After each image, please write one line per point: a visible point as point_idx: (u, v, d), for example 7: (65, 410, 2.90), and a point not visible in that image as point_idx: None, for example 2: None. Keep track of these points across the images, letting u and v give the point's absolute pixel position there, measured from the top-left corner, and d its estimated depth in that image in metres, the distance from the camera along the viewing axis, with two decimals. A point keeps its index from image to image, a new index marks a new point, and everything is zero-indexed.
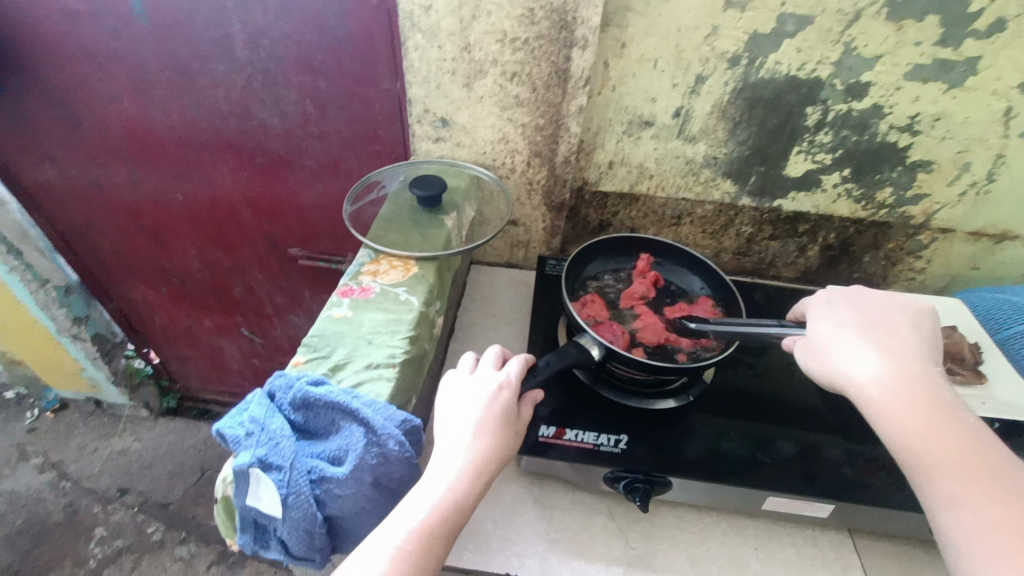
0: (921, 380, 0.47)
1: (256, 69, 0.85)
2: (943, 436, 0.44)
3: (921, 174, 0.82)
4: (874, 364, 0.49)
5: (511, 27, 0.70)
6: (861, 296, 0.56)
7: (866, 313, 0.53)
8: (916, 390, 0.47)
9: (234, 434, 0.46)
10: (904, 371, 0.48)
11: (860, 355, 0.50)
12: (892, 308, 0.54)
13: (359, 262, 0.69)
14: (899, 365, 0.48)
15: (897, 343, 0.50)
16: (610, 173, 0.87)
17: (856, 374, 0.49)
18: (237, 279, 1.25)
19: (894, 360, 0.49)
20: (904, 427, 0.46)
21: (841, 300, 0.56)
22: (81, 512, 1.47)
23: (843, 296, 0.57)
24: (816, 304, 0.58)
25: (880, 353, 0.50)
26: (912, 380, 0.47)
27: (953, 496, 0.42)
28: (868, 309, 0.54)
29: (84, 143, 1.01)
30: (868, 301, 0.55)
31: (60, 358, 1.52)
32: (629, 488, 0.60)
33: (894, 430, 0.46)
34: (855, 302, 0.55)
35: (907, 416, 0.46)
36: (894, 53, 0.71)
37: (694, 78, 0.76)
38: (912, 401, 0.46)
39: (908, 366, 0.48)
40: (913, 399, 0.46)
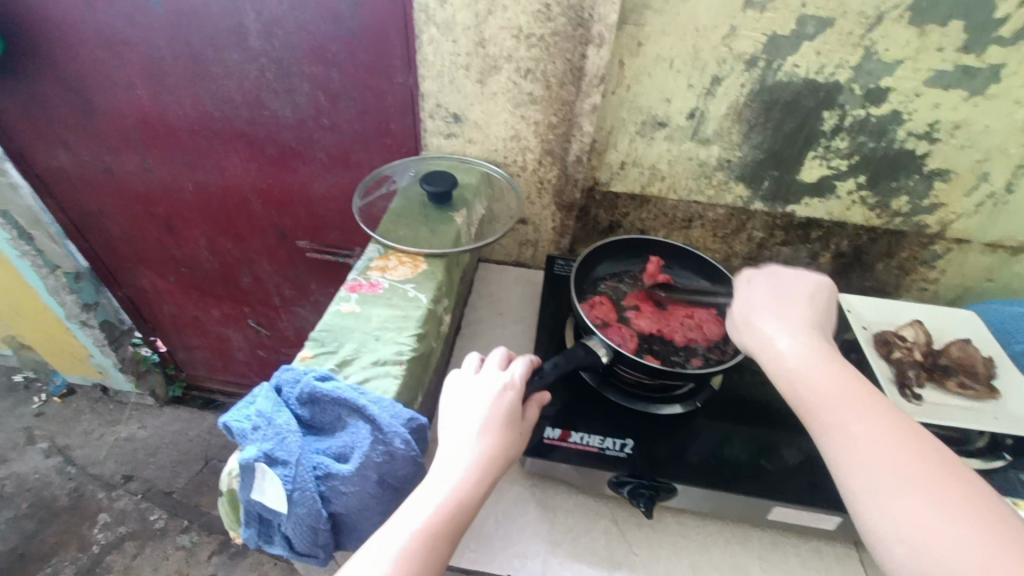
0: (827, 350, 0.49)
1: (269, 59, 0.85)
2: (865, 410, 0.43)
3: (938, 182, 0.80)
4: (787, 336, 0.50)
5: (527, 22, 0.70)
6: (772, 273, 0.58)
7: (777, 289, 0.56)
8: (828, 362, 0.47)
9: (241, 427, 0.46)
10: (814, 342, 0.49)
11: (775, 329, 0.51)
12: (797, 283, 0.56)
13: (368, 257, 0.69)
14: (809, 338, 0.50)
15: (805, 318, 0.52)
16: (622, 174, 0.86)
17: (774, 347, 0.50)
18: (245, 270, 1.26)
19: (804, 332, 0.50)
20: (824, 403, 0.45)
21: (758, 277, 0.58)
22: (86, 498, 1.48)
23: (760, 275, 0.58)
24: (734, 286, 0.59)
25: (792, 326, 0.51)
26: (821, 351, 0.49)
27: (886, 477, 0.40)
28: (777, 286, 0.56)
29: (96, 131, 1.01)
30: (778, 279, 0.57)
31: (69, 344, 1.53)
32: (633, 494, 0.60)
33: (818, 404, 0.45)
34: (768, 279, 0.57)
35: (825, 390, 0.45)
36: (915, 58, 0.70)
37: (710, 79, 0.75)
38: (827, 374, 0.46)
39: (816, 338, 0.50)
40: (827, 371, 0.47)
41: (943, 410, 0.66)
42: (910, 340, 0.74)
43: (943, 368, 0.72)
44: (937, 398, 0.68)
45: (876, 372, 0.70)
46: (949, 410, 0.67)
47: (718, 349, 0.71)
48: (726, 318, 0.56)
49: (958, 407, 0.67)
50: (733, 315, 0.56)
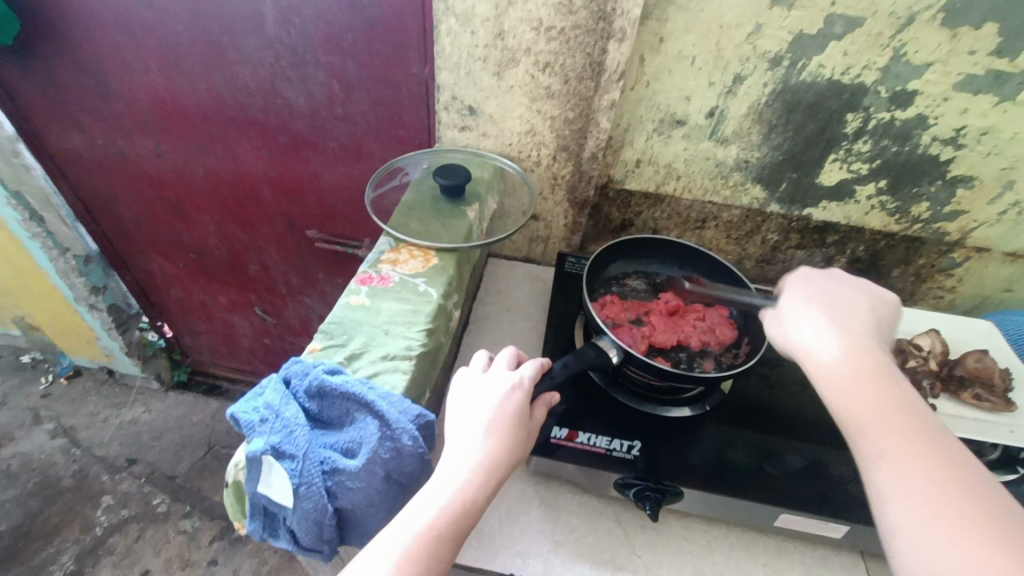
0: (876, 358, 0.47)
1: (285, 46, 0.84)
2: (900, 423, 0.43)
3: (961, 189, 0.79)
4: (833, 341, 0.49)
5: (547, 15, 0.68)
6: (827, 281, 0.57)
7: (828, 295, 0.54)
8: (870, 372, 0.46)
9: (248, 419, 0.45)
10: (863, 351, 0.48)
11: (820, 333, 0.50)
12: (853, 293, 0.54)
13: (379, 250, 0.68)
14: (855, 345, 0.48)
15: (855, 327, 0.50)
16: (637, 172, 0.85)
17: (816, 352, 0.49)
18: (253, 257, 1.25)
19: (853, 338, 0.49)
20: (857, 413, 0.44)
21: (812, 283, 0.56)
22: (91, 479, 1.49)
23: (815, 280, 0.57)
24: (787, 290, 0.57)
25: (837, 331, 0.50)
26: (869, 358, 0.47)
27: (916, 497, 0.39)
28: (828, 294, 0.55)
29: (109, 114, 1.01)
30: (833, 287, 0.56)
31: (77, 326, 1.53)
32: (640, 497, 0.59)
33: (853, 411, 0.44)
34: (820, 287, 0.56)
35: (859, 399, 0.45)
36: (946, 61, 0.68)
37: (732, 78, 0.73)
38: (866, 380, 0.45)
39: (866, 345, 0.48)
40: (865, 378, 0.46)
41: (956, 422, 0.66)
42: (926, 350, 0.72)
43: (957, 380, 0.69)
44: (952, 410, 0.67)
45: None
46: (964, 423, 0.66)
47: (732, 353, 0.70)
48: (768, 321, 0.56)
49: (972, 420, 0.66)
50: (777, 317, 0.55)
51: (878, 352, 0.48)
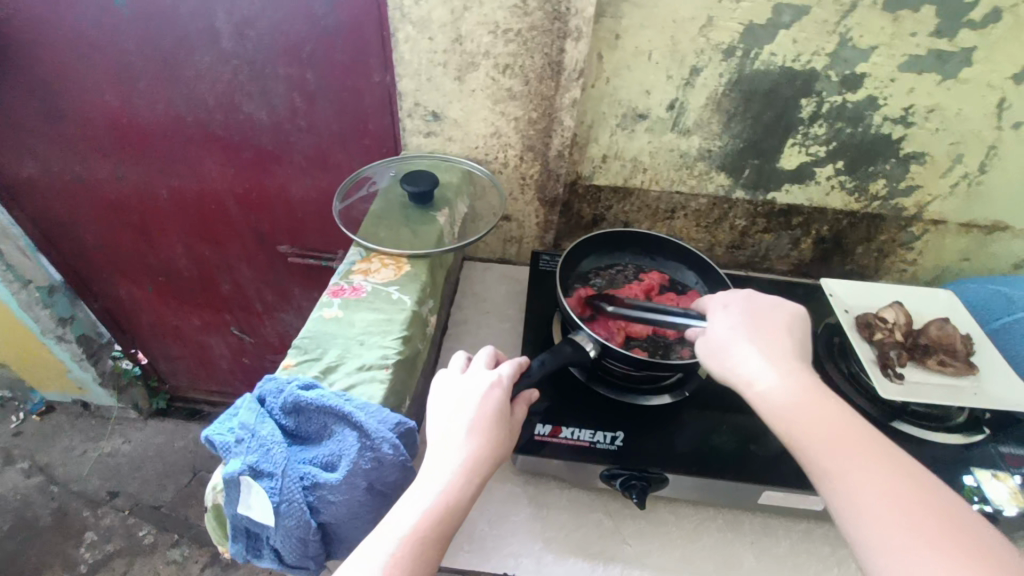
0: (811, 385, 0.49)
1: (242, 60, 0.83)
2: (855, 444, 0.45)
3: (914, 165, 0.82)
4: (769, 369, 0.50)
5: (504, 17, 0.69)
6: (746, 297, 0.58)
7: (752, 316, 0.55)
8: (807, 398, 0.48)
9: (223, 441, 0.45)
10: (794, 379, 0.49)
11: (755, 362, 0.51)
12: (774, 311, 0.56)
13: (350, 261, 0.68)
14: (788, 373, 0.50)
15: (784, 354, 0.51)
16: (604, 167, 0.86)
17: (754, 382, 0.50)
18: (225, 275, 1.23)
19: (784, 363, 0.50)
20: (811, 440, 0.46)
21: (734, 304, 0.57)
22: (71, 516, 1.44)
23: (737, 300, 0.57)
24: (714, 315, 0.57)
25: (770, 358, 0.51)
26: (803, 383, 0.49)
27: (884, 518, 0.41)
28: (751, 314, 0.55)
29: (63, 138, 0.98)
30: (753, 305, 0.56)
31: (46, 360, 1.48)
32: (626, 486, 0.60)
33: (806, 439, 0.46)
34: (746, 308, 0.56)
35: (813, 424, 0.46)
36: (890, 44, 0.70)
37: (689, 70, 0.75)
38: (812, 406, 0.47)
39: (796, 369, 0.50)
40: (810, 404, 0.47)
41: (926, 388, 0.68)
42: (890, 322, 0.74)
43: (922, 348, 0.72)
44: (919, 377, 0.70)
45: (860, 352, 0.71)
46: (934, 390, 0.68)
47: None
48: (699, 346, 0.55)
49: (940, 385, 0.68)
50: (707, 344, 0.55)
51: (810, 375, 0.50)
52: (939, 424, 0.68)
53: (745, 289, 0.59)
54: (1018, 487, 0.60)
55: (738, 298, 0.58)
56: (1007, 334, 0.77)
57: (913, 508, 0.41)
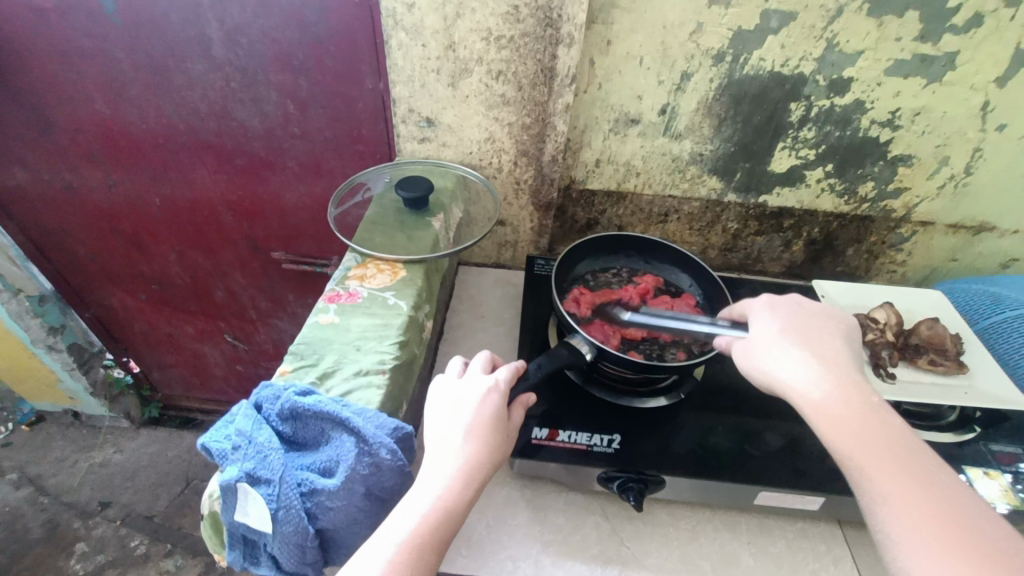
0: (859, 391, 0.48)
1: (235, 68, 0.83)
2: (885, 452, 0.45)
3: (902, 168, 0.83)
4: (820, 375, 0.49)
5: (496, 24, 0.69)
6: (793, 303, 0.57)
7: (800, 322, 0.55)
8: (852, 403, 0.47)
9: (220, 448, 0.44)
10: (843, 385, 0.49)
11: (806, 367, 0.50)
12: (823, 319, 0.55)
13: (345, 266, 0.68)
14: (836, 378, 0.49)
15: (833, 359, 0.51)
16: (597, 171, 0.87)
17: (802, 387, 0.49)
18: (219, 282, 1.22)
19: (834, 369, 0.50)
20: (851, 449, 0.45)
21: (782, 308, 0.57)
22: (62, 528, 1.42)
23: (785, 304, 0.57)
24: (761, 318, 0.57)
25: (819, 363, 0.50)
26: (855, 392, 0.48)
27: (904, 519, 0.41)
28: (800, 321, 0.55)
29: (53, 146, 0.97)
30: (801, 312, 0.56)
31: (35, 370, 1.46)
32: (623, 488, 0.60)
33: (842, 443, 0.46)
34: (794, 314, 0.56)
35: (856, 433, 0.46)
36: (876, 49, 0.72)
37: (680, 75, 0.76)
38: (858, 414, 0.47)
39: (847, 377, 0.49)
40: (857, 413, 0.47)
41: (915, 387, 0.69)
42: (881, 322, 0.76)
43: (913, 347, 0.73)
44: (910, 376, 0.71)
45: (851, 352, 0.73)
46: (924, 388, 0.69)
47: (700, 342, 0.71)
48: (745, 350, 0.55)
49: (931, 384, 0.69)
50: (753, 346, 0.54)
51: (860, 384, 0.49)
52: (930, 423, 0.69)
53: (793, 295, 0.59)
54: (1010, 485, 0.62)
55: (786, 303, 0.57)
56: (996, 332, 0.78)
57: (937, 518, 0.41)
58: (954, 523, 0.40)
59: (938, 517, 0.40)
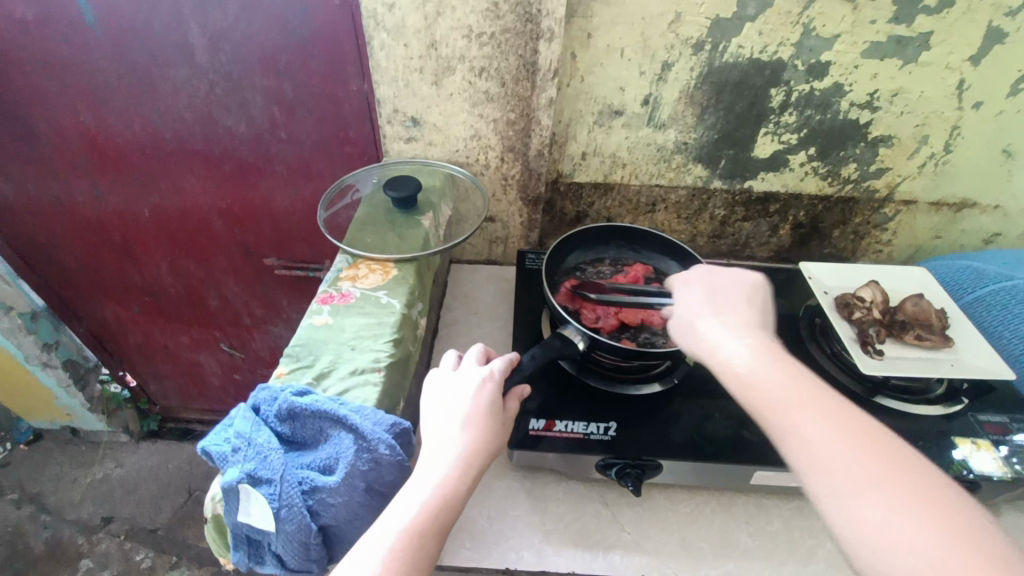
0: (778, 355, 0.50)
1: (218, 75, 0.83)
2: (843, 431, 0.44)
3: (883, 149, 0.84)
4: (735, 342, 0.51)
5: (476, 22, 0.70)
6: (707, 274, 0.61)
7: (713, 292, 0.57)
8: (782, 371, 0.48)
9: (220, 451, 0.45)
10: (761, 350, 0.50)
11: (724, 335, 0.52)
12: (737, 287, 0.58)
13: (337, 268, 0.68)
14: (757, 346, 0.51)
15: (750, 326, 0.53)
16: (584, 164, 0.88)
17: (721, 354, 0.51)
18: (212, 291, 1.22)
19: (750, 336, 0.52)
20: (805, 432, 0.44)
21: (694, 282, 0.60)
22: (65, 544, 1.42)
23: (697, 279, 0.60)
24: (681, 296, 0.59)
25: (739, 334, 0.52)
26: (767, 354, 0.50)
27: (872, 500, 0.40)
28: (715, 292, 0.57)
29: (39, 160, 0.97)
30: (715, 283, 0.59)
31: (31, 388, 1.46)
32: (621, 474, 0.61)
33: (796, 427, 0.45)
34: (709, 288, 0.58)
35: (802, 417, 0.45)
36: (852, 32, 0.73)
37: (661, 65, 0.76)
38: (784, 380, 0.47)
39: (761, 341, 0.51)
40: (782, 380, 0.47)
41: (903, 362, 0.70)
42: (868, 301, 0.77)
43: (900, 324, 0.74)
44: (897, 352, 0.72)
45: (840, 331, 0.74)
46: (912, 363, 0.70)
47: None
48: (674, 333, 0.56)
49: (918, 359, 0.71)
50: (676, 321, 0.57)
51: (775, 348, 0.51)
52: (920, 397, 0.70)
53: (705, 269, 0.62)
54: (1002, 458, 0.63)
55: (699, 277, 0.60)
56: (981, 307, 0.80)
57: (910, 498, 0.39)
58: (922, 500, 0.39)
59: (907, 497, 0.39)
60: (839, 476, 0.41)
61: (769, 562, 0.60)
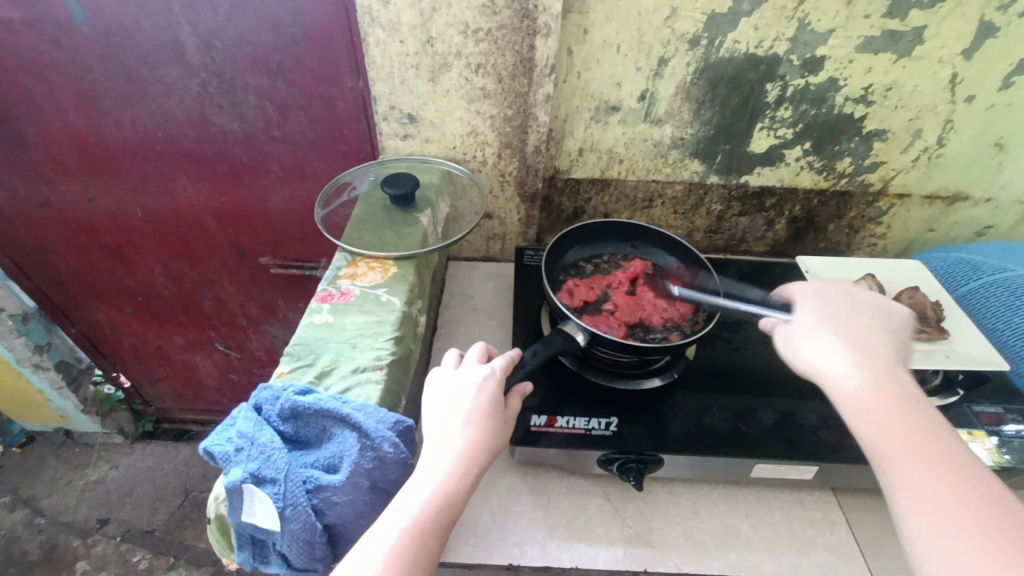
0: (892, 382, 0.46)
1: (211, 73, 0.82)
2: (925, 448, 0.42)
3: (877, 143, 0.85)
4: (849, 363, 0.48)
5: (472, 17, 0.69)
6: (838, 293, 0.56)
7: (839, 312, 0.53)
8: (887, 393, 0.46)
9: (223, 451, 0.44)
10: (878, 372, 0.47)
11: (835, 352, 0.49)
12: (869, 312, 0.53)
13: (335, 266, 0.67)
14: (873, 366, 0.47)
15: (874, 348, 0.49)
16: (581, 161, 0.88)
17: (828, 369, 0.48)
18: (207, 291, 1.21)
19: (868, 358, 0.48)
20: (883, 441, 0.44)
21: (822, 298, 0.55)
22: (60, 547, 1.41)
23: (829, 294, 0.55)
24: (798, 305, 0.55)
25: (855, 352, 0.48)
26: (887, 382, 0.46)
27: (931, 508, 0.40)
28: (839, 312, 0.53)
29: (28, 162, 0.95)
30: (845, 301, 0.54)
31: (23, 391, 1.43)
32: (623, 469, 0.61)
33: (876, 437, 0.44)
34: (835, 303, 0.54)
35: (894, 446, 0.43)
36: (846, 26, 0.73)
37: (656, 61, 0.76)
38: (891, 408, 0.45)
39: (881, 363, 0.48)
40: (892, 408, 0.45)
41: None
42: None
43: None
44: None
45: None
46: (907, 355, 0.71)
47: (693, 322, 0.72)
48: (776, 338, 0.54)
49: (915, 351, 0.71)
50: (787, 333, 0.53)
51: (897, 377, 0.47)
52: None
53: (836, 284, 0.57)
54: (994, 446, 0.64)
55: (830, 292, 0.55)
56: (974, 299, 0.81)
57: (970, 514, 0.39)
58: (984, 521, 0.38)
59: (965, 512, 0.39)
60: (904, 480, 0.42)
61: (770, 553, 0.60)
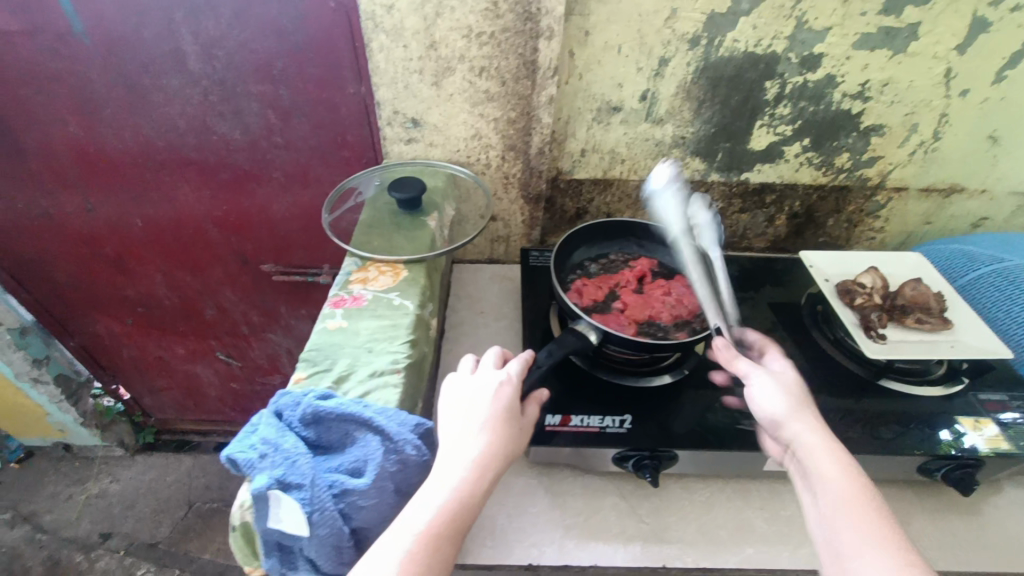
0: (836, 445, 0.50)
1: (212, 81, 0.82)
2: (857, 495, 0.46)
3: (874, 138, 0.86)
4: (800, 424, 0.52)
5: (476, 21, 0.70)
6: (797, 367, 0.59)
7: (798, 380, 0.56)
8: (830, 451, 0.49)
9: (246, 458, 0.43)
10: (824, 436, 0.51)
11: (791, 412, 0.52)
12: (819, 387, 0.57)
13: (346, 271, 0.68)
14: (820, 429, 0.51)
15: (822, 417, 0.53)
16: (583, 161, 0.88)
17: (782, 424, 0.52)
18: (208, 301, 1.20)
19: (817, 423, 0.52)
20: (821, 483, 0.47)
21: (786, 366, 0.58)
22: (63, 563, 1.39)
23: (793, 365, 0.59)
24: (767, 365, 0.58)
25: (807, 415, 0.52)
26: (832, 444, 0.50)
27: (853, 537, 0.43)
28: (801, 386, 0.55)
29: (27, 173, 0.95)
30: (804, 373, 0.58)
31: (21, 406, 1.41)
32: (639, 466, 0.62)
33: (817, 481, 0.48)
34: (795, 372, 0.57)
35: (834, 492, 0.46)
36: (843, 24, 0.74)
37: (657, 61, 0.77)
38: (833, 463, 0.48)
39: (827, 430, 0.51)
40: (833, 463, 0.48)
41: (904, 345, 0.72)
42: (868, 287, 0.78)
43: (899, 309, 0.76)
44: (899, 336, 0.74)
45: (843, 318, 0.75)
46: (913, 346, 0.72)
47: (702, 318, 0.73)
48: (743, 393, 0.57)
49: (919, 341, 0.73)
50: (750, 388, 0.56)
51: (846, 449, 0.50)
52: (920, 379, 0.72)
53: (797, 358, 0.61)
54: (999, 433, 0.65)
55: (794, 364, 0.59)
56: (974, 289, 0.82)
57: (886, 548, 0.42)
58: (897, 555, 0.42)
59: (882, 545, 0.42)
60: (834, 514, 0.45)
61: (785, 546, 0.61)
